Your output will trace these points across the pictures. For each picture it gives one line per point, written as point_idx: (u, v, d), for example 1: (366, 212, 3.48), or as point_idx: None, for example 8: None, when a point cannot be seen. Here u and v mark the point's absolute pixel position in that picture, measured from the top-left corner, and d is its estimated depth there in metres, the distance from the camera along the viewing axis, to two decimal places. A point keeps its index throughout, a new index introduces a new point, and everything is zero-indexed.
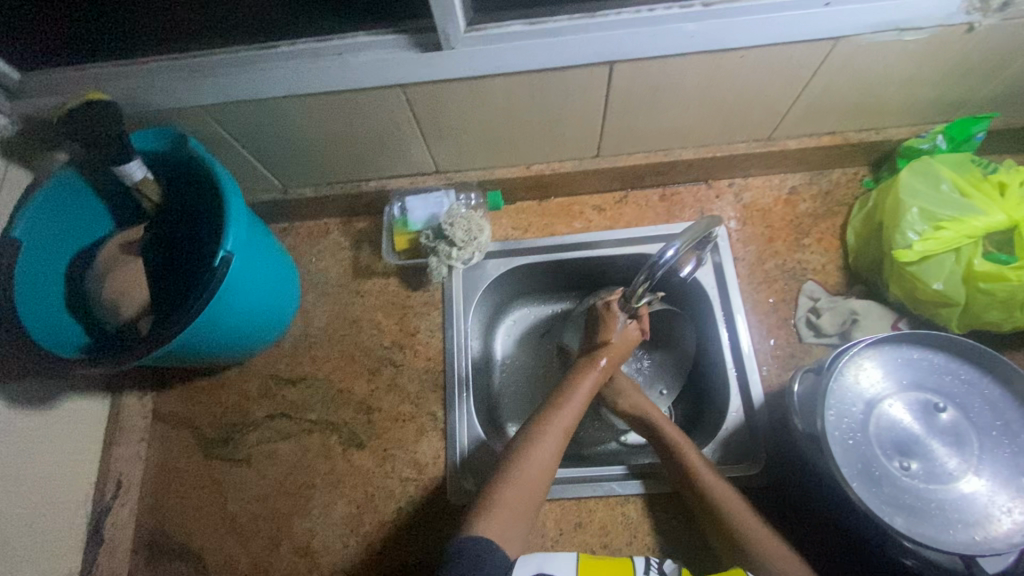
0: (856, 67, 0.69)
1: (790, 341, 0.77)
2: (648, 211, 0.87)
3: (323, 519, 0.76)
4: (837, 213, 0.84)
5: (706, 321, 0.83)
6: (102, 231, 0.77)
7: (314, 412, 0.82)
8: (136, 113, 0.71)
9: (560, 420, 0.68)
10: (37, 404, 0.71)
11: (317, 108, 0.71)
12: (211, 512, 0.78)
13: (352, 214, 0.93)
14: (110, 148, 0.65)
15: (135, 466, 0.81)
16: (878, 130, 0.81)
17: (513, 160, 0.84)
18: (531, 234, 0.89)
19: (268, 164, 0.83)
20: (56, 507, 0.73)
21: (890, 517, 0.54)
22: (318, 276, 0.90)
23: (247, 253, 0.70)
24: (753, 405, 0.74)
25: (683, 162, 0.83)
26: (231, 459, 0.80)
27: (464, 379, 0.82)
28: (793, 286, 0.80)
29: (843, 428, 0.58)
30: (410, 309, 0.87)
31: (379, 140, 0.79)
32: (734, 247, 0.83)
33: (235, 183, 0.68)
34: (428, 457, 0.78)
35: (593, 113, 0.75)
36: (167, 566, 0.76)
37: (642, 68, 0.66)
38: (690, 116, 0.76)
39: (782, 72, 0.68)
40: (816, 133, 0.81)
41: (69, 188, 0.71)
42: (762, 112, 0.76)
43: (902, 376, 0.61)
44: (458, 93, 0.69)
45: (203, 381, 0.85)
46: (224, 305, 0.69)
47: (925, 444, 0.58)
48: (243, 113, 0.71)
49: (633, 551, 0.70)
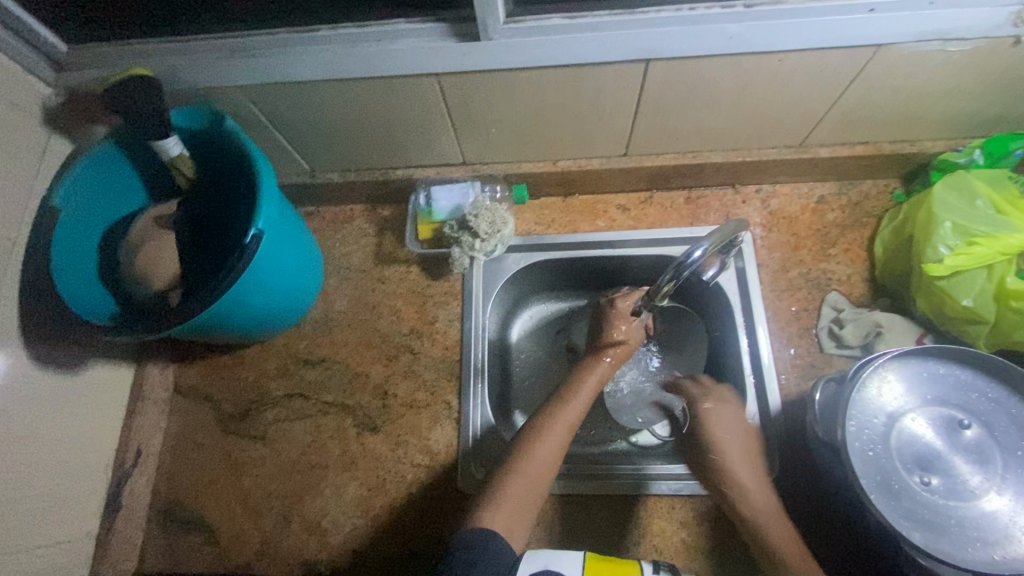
0: (897, 75, 0.68)
1: (811, 351, 0.77)
2: (672, 213, 0.87)
3: (335, 499, 0.77)
4: (865, 224, 0.82)
5: (725, 326, 0.83)
6: (136, 203, 0.79)
7: (330, 393, 0.83)
8: (175, 90, 0.73)
9: (567, 413, 0.66)
10: (67, 369, 0.73)
11: (351, 93, 0.72)
12: (225, 485, 0.80)
13: (378, 202, 0.94)
14: (150, 123, 0.66)
15: (155, 436, 0.83)
16: (912, 142, 0.80)
17: (541, 154, 0.85)
18: (554, 230, 0.89)
19: (300, 148, 0.84)
20: (78, 470, 0.75)
21: (908, 532, 0.54)
22: (341, 260, 0.91)
23: (275, 233, 0.71)
24: (769, 413, 0.74)
25: (712, 165, 0.83)
26: (247, 436, 0.82)
27: (479, 369, 0.82)
28: (816, 296, 0.79)
29: (864, 440, 0.57)
30: (430, 298, 0.87)
31: (410, 129, 0.79)
32: (758, 253, 0.82)
33: (268, 162, 0.69)
34: (441, 445, 0.79)
35: (625, 112, 0.75)
36: (180, 536, 0.78)
37: (679, 67, 0.66)
38: (723, 119, 0.76)
39: (819, 77, 0.68)
40: (849, 141, 0.80)
41: (110, 162, 0.73)
42: (795, 118, 0.76)
43: (927, 391, 0.60)
44: (492, 85, 0.70)
45: (225, 357, 0.87)
46: (251, 282, 0.70)
47: (947, 460, 0.57)
48: (279, 96, 0.72)
49: (640, 551, 0.69)
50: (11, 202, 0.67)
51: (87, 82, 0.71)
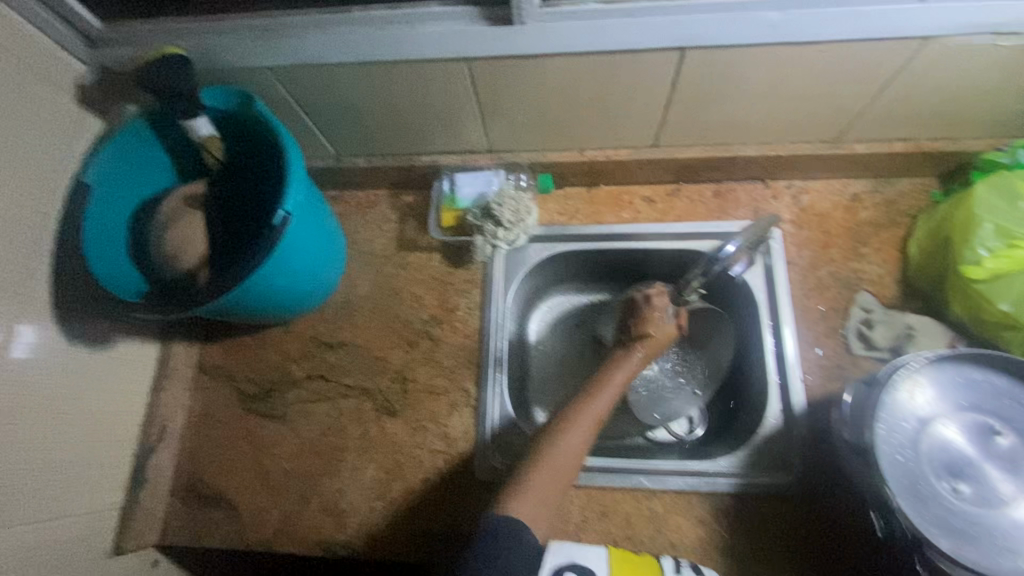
0: (943, 70, 0.65)
1: (838, 352, 0.75)
2: (700, 206, 0.85)
3: (353, 480, 0.78)
4: (900, 223, 0.80)
5: (750, 323, 0.82)
6: (165, 182, 0.79)
7: (351, 376, 0.84)
8: (206, 71, 0.73)
9: (592, 408, 0.66)
10: (95, 343, 0.75)
11: (381, 77, 0.71)
12: (246, 463, 0.81)
13: (401, 188, 0.94)
14: (181, 103, 0.67)
15: (179, 412, 0.85)
16: (954, 140, 0.77)
17: (568, 143, 0.84)
18: (578, 221, 0.88)
19: (327, 132, 0.84)
20: (106, 442, 0.77)
21: (936, 539, 0.52)
22: (363, 246, 0.91)
23: (302, 215, 0.71)
24: (793, 412, 0.73)
25: (743, 158, 0.81)
26: (269, 415, 0.83)
27: (499, 358, 0.82)
28: (845, 296, 0.78)
29: (893, 443, 0.56)
30: (451, 285, 0.87)
31: (437, 114, 0.79)
32: (787, 251, 0.81)
33: (296, 144, 0.70)
34: (459, 432, 0.79)
35: (657, 102, 0.73)
36: (201, 510, 0.79)
37: (716, 56, 0.65)
38: (758, 111, 0.74)
39: (862, 69, 0.66)
40: (887, 138, 0.78)
41: (138, 139, 0.74)
42: (834, 112, 0.74)
43: (960, 396, 0.58)
44: (524, 71, 0.69)
45: (249, 338, 0.88)
46: (277, 263, 0.71)
47: (978, 467, 0.55)
48: (309, 78, 0.72)
49: (656, 546, 0.69)
50: (45, 178, 0.68)
51: (121, 62, 0.72)
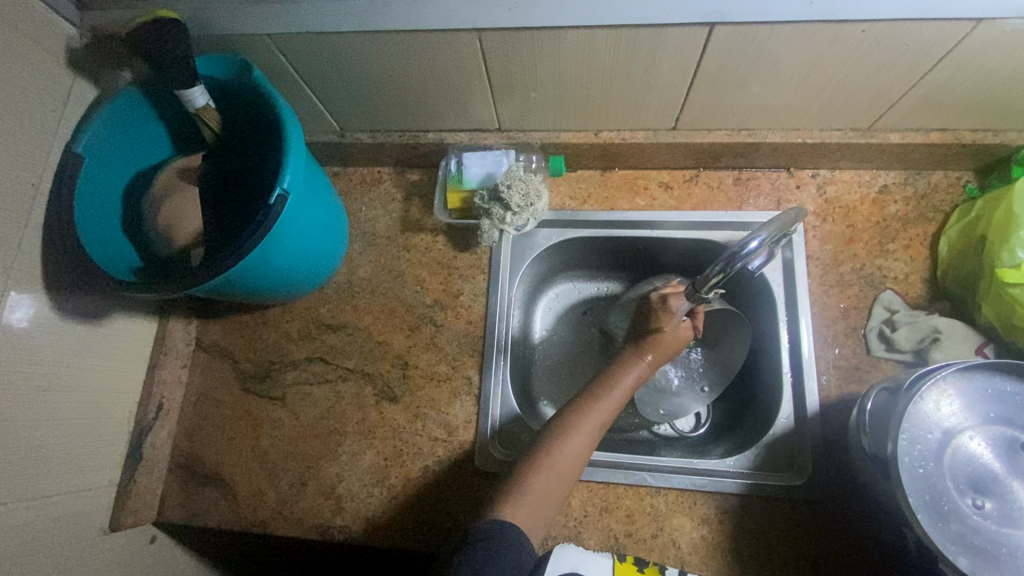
0: (995, 56, 0.60)
1: (857, 353, 0.72)
2: (719, 194, 0.81)
3: (352, 465, 0.76)
4: (931, 220, 0.76)
5: (765, 319, 0.79)
6: (160, 154, 0.76)
7: (351, 359, 0.82)
8: (203, 37, 0.69)
9: (597, 412, 0.64)
10: (89, 319, 0.73)
11: (385, 47, 0.67)
12: (244, 444, 0.80)
13: (406, 166, 0.90)
14: (178, 70, 0.63)
15: (176, 390, 0.83)
16: (996, 132, 0.72)
17: (583, 123, 0.79)
18: (590, 206, 0.84)
19: (330, 106, 0.80)
20: (103, 419, 0.75)
21: (954, 557, 0.50)
22: (365, 225, 0.88)
23: (301, 195, 0.68)
24: (805, 413, 0.70)
25: (768, 145, 0.77)
26: (267, 397, 0.81)
27: (503, 347, 0.80)
28: (868, 294, 0.74)
29: (915, 455, 0.53)
30: (456, 269, 0.84)
31: (445, 89, 0.74)
32: (809, 244, 0.77)
33: (296, 117, 0.66)
34: (460, 420, 0.77)
35: (679, 82, 0.69)
36: (199, 489, 0.79)
37: (747, 34, 0.60)
38: (788, 94, 0.69)
39: (905, 53, 0.61)
40: (924, 127, 0.73)
41: (133, 108, 0.70)
42: (869, 99, 0.69)
43: (989, 408, 0.55)
44: (538, 44, 0.64)
45: (248, 316, 0.86)
46: (275, 244, 0.68)
47: (1004, 484, 0.53)
48: (310, 47, 0.68)
49: (658, 544, 0.67)
50: (35, 146, 0.65)
51: (112, 24, 0.68)
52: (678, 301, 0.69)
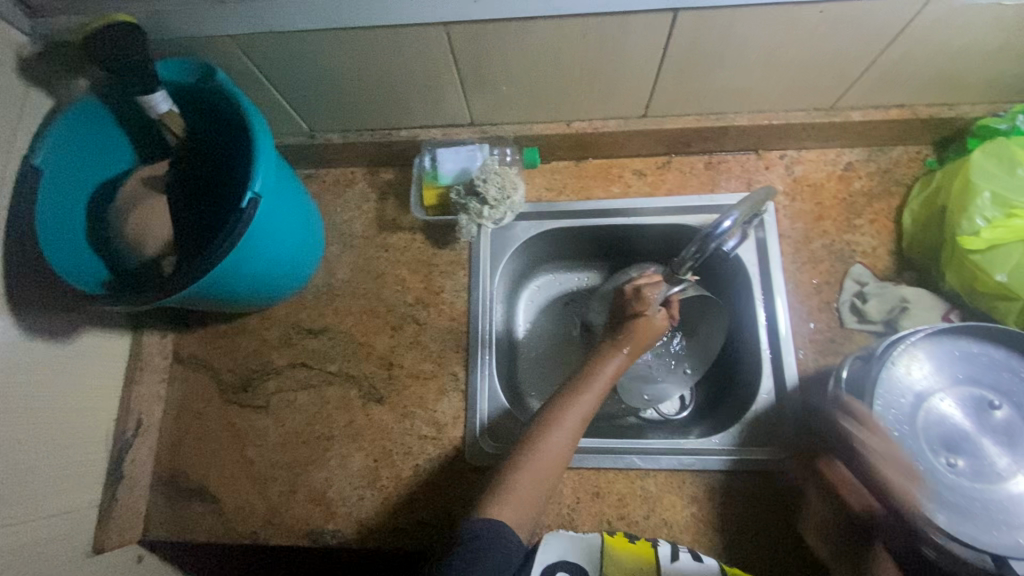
0: (945, 30, 0.63)
1: (831, 326, 0.74)
2: (691, 178, 0.83)
3: (341, 469, 0.76)
4: (894, 193, 0.78)
5: (743, 299, 0.81)
6: (123, 165, 0.74)
7: (335, 363, 0.81)
8: (163, 41, 0.67)
9: (580, 403, 0.65)
10: (59, 337, 0.71)
11: (352, 45, 0.66)
12: (229, 455, 0.78)
13: (379, 165, 0.89)
14: (138, 75, 0.61)
15: (155, 405, 0.82)
16: (951, 106, 0.75)
17: (554, 114, 0.79)
18: (566, 196, 0.85)
19: (297, 106, 0.79)
20: (80, 441, 0.73)
21: (931, 514, 0.52)
22: (342, 226, 0.87)
23: (273, 198, 0.67)
24: (786, 387, 0.72)
25: (736, 128, 0.78)
26: (250, 406, 0.80)
27: (487, 341, 0.80)
28: (839, 269, 0.76)
29: (890, 419, 0.55)
30: (436, 267, 0.84)
31: (415, 85, 0.74)
32: (780, 223, 0.79)
33: (264, 120, 0.65)
34: (448, 417, 0.77)
35: (647, 69, 0.70)
36: (184, 505, 0.77)
37: (710, 19, 0.61)
38: (753, 77, 0.71)
39: (861, 32, 0.63)
40: (883, 104, 0.76)
41: (92, 117, 0.68)
42: (830, 79, 0.71)
43: (957, 370, 0.57)
44: (506, 37, 0.64)
45: (225, 326, 0.84)
46: (249, 250, 0.66)
47: (975, 441, 0.55)
48: (274, 48, 0.67)
49: (650, 525, 0.68)
50: None
51: (66, 31, 0.66)
52: (653, 291, 0.70)
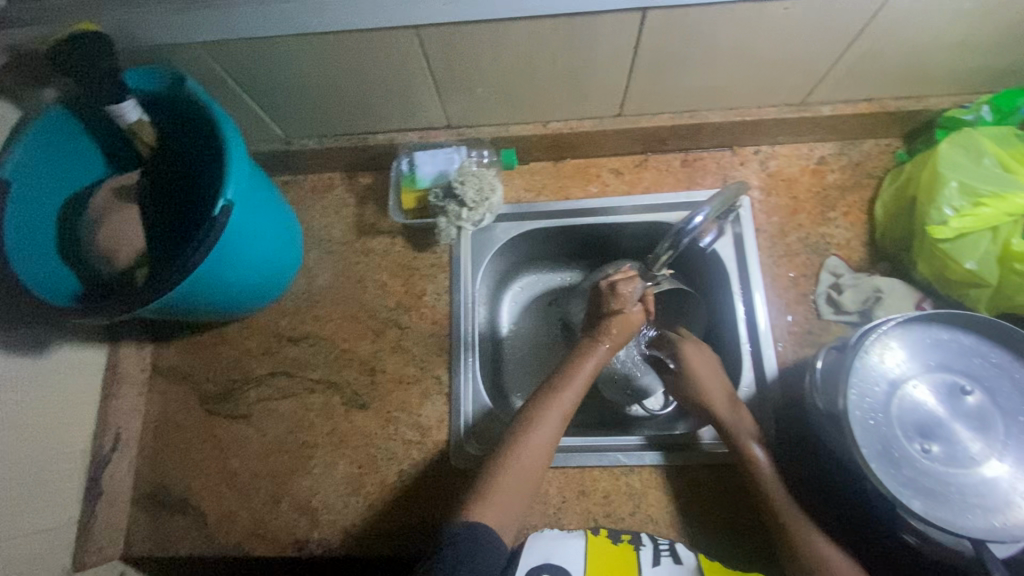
0: (907, 24, 0.64)
1: (809, 318, 0.75)
2: (668, 176, 0.83)
3: (325, 477, 0.75)
4: (866, 185, 0.80)
5: (722, 293, 0.81)
6: (94, 175, 0.73)
7: (316, 370, 0.80)
8: (130, 49, 0.67)
9: (561, 401, 0.65)
10: (31, 353, 0.69)
11: (323, 50, 0.66)
12: (211, 466, 0.77)
13: (357, 170, 0.89)
14: (105, 84, 0.61)
15: (134, 418, 0.80)
16: (918, 98, 0.76)
17: (530, 115, 0.80)
18: (545, 197, 0.85)
19: (272, 113, 0.79)
20: (56, 458, 0.72)
21: (908, 500, 0.53)
22: (321, 232, 0.86)
23: (247, 205, 0.66)
24: (766, 380, 0.73)
25: (710, 125, 0.79)
26: (231, 416, 0.79)
27: (469, 343, 0.80)
28: (815, 261, 0.77)
29: (865, 408, 0.56)
30: (417, 270, 0.84)
31: (389, 89, 0.74)
32: (756, 218, 0.80)
33: (235, 126, 0.64)
34: (432, 421, 0.77)
35: (619, 69, 0.70)
36: (166, 519, 0.76)
37: (678, 18, 0.62)
38: (724, 74, 0.72)
39: (827, 28, 0.64)
40: (852, 99, 0.77)
41: (61, 128, 0.67)
42: (799, 75, 0.72)
43: (930, 357, 0.58)
44: (478, 39, 0.65)
45: (203, 336, 0.83)
46: (223, 258, 0.66)
47: (949, 427, 0.56)
48: (245, 54, 0.67)
49: (635, 522, 0.69)
50: None
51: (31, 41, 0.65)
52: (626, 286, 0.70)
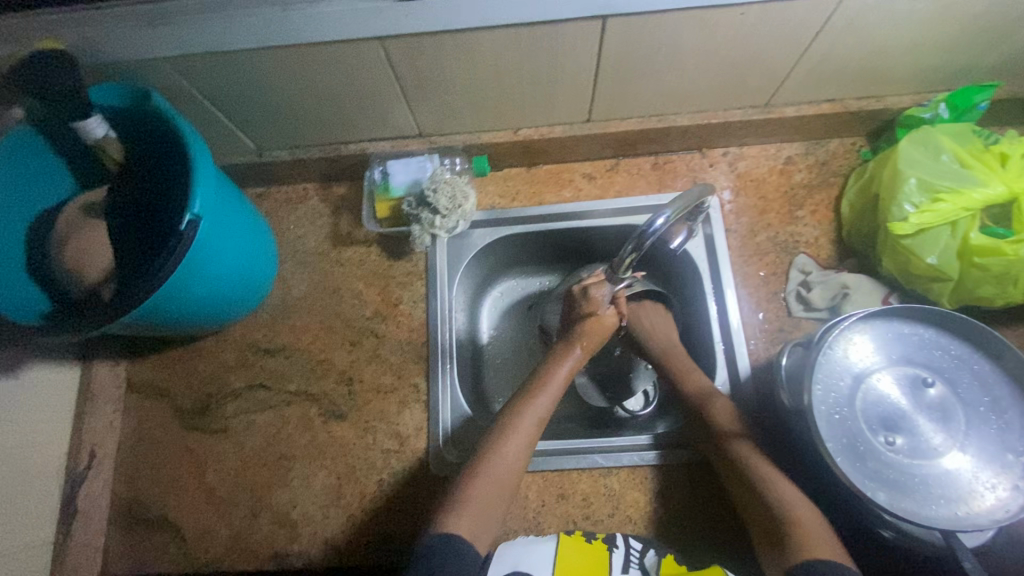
0: (862, 27, 0.66)
1: (779, 315, 0.76)
2: (639, 179, 0.84)
3: (303, 489, 0.75)
4: (832, 184, 0.81)
5: (694, 294, 0.82)
6: (63, 192, 0.73)
7: (294, 382, 0.80)
8: (95, 65, 0.66)
9: (535, 405, 0.66)
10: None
11: (290, 62, 0.66)
12: (189, 481, 0.77)
13: (332, 180, 0.89)
14: (69, 104, 0.61)
15: (109, 436, 0.79)
16: (879, 98, 0.78)
17: (500, 122, 0.80)
18: (519, 203, 0.86)
19: (242, 126, 0.79)
20: (28, 479, 0.71)
21: (872, 492, 0.54)
22: (296, 243, 0.86)
23: (217, 218, 0.66)
24: (739, 378, 0.73)
25: (678, 128, 0.80)
26: (208, 430, 0.79)
27: (447, 350, 0.80)
28: (784, 260, 0.78)
29: (830, 403, 0.57)
30: (393, 278, 0.84)
31: (359, 99, 0.74)
32: (726, 218, 0.81)
33: (203, 140, 0.64)
34: (411, 429, 0.77)
35: (585, 75, 0.71)
36: (144, 536, 0.75)
37: (638, 25, 0.63)
38: (688, 78, 0.73)
39: (785, 31, 0.65)
40: (815, 100, 0.79)
41: (25, 147, 0.67)
42: (761, 77, 0.73)
43: (893, 350, 0.59)
44: (444, 49, 0.65)
45: (179, 350, 0.82)
46: (194, 272, 0.66)
47: (912, 419, 0.57)
48: (212, 68, 0.67)
49: (614, 523, 0.69)
50: None
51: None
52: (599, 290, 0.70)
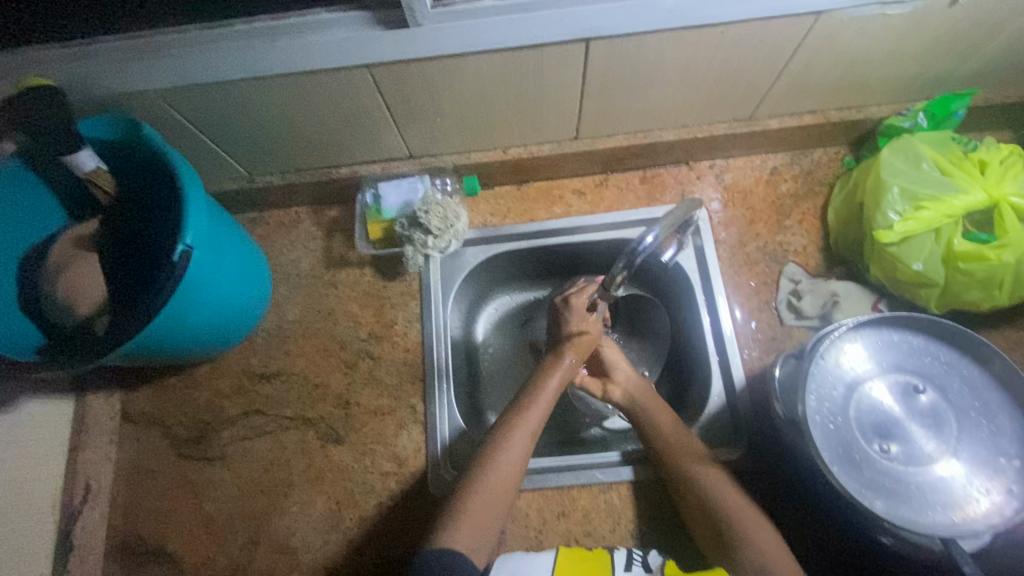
0: (838, 43, 0.67)
1: (771, 325, 0.77)
2: (628, 194, 0.86)
3: (302, 516, 0.74)
4: (818, 193, 0.82)
5: (686, 304, 0.83)
6: (54, 224, 0.72)
7: (290, 407, 0.80)
8: (84, 100, 0.66)
9: (530, 420, 0.67)
10: None
11: (278, 90, 0.67)
12: (187, 511, 0.76)
13: (323, 203, 0.90)
14: (60, 140, 0.61)
15: (104, 468, 0.78)
16: (858, 108, 0.80)
17: (489, 141, 0.81)
18: (510, 220, 0.86)
19: (233, 152, 0.79)
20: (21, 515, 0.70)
21: (870, 501, 0.54)
22: (290, 266, 0.87)
23: (210, 248, 0.66)
24: (735, 389, 0.74)
25: (664, 143, 0.82)
26: (205, 459, 0.78)
27: (443, 369, 0.80)
28: (774, 269, 0.79)
29: (824, 412, 0.58)
30: (387, 299, 0.84)
31: (348, 123, 0.75)
32: (715, 230, 0.82)
33: (194, 171, 0.65)
34: (409, 450, 0.76)
35: (571, 94, 0.72)
36: (142, 569, 0.74)
37: (619, 46, 0.64)
38: (671, 94, 0.74)
39: (764, 47, 0.67)
40: (797, 111, 0.80)
41: (16, 180, 0.66)
42: (743, 91, 0.75)
43: (883, 358, 0.60)
44: (430, 73, 0.66)
45: (174, 379, 0.82)
46: (187, 301, 0.65)
47: (904, 426, 0.57)
48: (201, 99, 0.67)
49: (614, 539, 0.69)
50: None
51: None
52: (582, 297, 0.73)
